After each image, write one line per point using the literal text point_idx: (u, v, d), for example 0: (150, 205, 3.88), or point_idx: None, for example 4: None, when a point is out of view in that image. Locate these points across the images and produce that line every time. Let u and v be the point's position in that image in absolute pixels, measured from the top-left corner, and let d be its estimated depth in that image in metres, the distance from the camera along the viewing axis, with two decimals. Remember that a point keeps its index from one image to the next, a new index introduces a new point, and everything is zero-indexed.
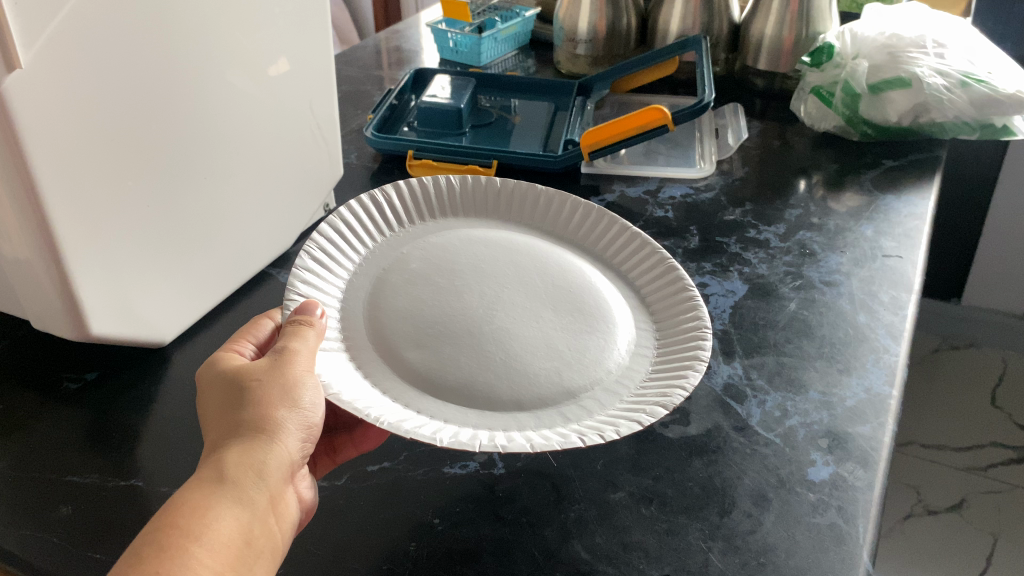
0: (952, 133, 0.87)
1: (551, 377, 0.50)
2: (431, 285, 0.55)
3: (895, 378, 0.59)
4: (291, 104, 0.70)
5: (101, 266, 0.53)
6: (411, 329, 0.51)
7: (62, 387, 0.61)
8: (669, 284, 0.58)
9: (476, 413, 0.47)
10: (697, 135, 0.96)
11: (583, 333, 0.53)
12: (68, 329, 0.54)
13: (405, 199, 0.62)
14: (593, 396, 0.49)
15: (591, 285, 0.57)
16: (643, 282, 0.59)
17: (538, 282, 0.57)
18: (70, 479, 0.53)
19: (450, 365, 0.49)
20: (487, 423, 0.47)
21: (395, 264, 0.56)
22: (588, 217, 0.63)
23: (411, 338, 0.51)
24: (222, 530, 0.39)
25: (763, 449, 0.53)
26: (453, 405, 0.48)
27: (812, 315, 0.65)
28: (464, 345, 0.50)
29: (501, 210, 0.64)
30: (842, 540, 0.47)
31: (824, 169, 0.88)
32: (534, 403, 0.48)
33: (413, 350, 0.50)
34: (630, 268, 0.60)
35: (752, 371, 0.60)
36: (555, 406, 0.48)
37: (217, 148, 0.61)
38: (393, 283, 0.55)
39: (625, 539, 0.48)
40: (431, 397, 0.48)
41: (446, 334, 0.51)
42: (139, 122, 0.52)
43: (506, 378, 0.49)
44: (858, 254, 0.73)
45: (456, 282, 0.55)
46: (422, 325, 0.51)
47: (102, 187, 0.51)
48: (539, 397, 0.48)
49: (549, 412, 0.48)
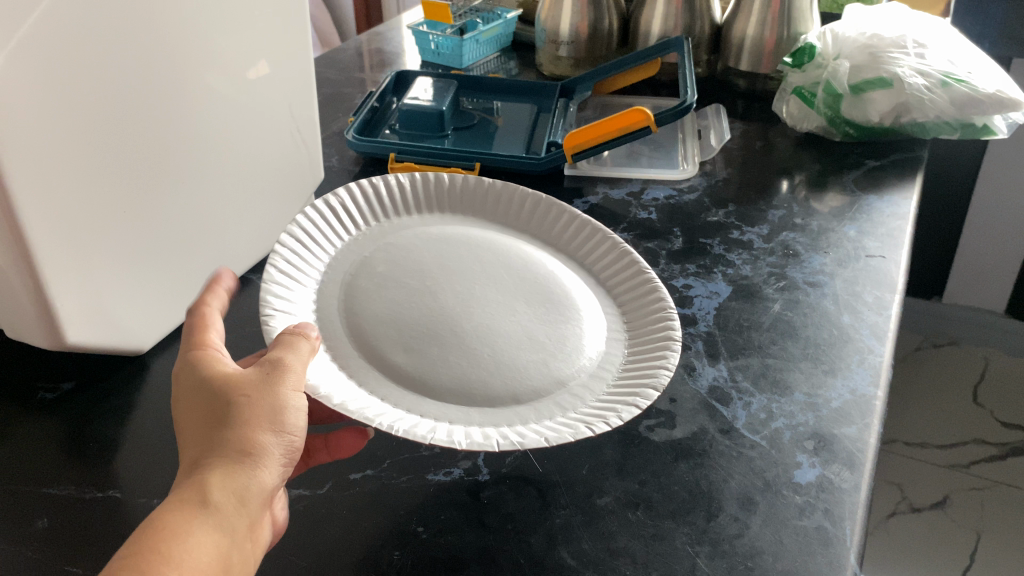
0: (934, 132, 0.88)
1: (541, 367, 0.50)
2: (403, 286, 0.54)
3: (880, 378, 0.58)
4: (271, 106, 0.69)
5: (78, 273, 0.52)
6: (393, 333, 0.51)
7: (38, 397, 0.60)
8: (624, 267, 0.59)
9: (477, 411, 0.47)
10: (680, 137, 0.96)
11: (562, 324, 0.54)
12: (43, 337, 0.53)
13: (372, 197, 0.61)
14: (581, 384, 0.50)
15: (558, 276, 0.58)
16: (598, 267, 0.60)
17: (509, 277, 0.57)
18: (47, 492, 0.52)
19: (439, 365, 0.49)
20: (490, 420, 0.47)
21: (361, 269, 0.55)
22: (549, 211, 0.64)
23: (396, 342, 0.50)
24: (203, 558, 0.37)
25: (749, 452, 0.53)
26: (453, 405, 0.47)
27: (797, 316, 0.65)
28: (450, 345, 0.50)
29: (453, 203, 0.64)
30: (829, 542, 0.47)
31: (807, 169, 0.88)
32: (529, 395, 0.48)
33: (400, 353, 0.49)
34: (585, 254, 0.61)
35: (737, 373, 0.60)
36: (549, 397, 0.49)
37: (196, 152, 0.60)
38: (364, 287, 0.54)
39: (612, 545, 0.47)
40: (427, 398, 0.47)
41: (431, 334, 0.51)
42: (116, 129, 0.52)
43: (496, 373, 0.49)
44: (842, 254, 0.73)
45: (427, 282, 0.55)
46: (404, 328, 0.51)
47: (78, 195, 0.50)
48: (532, 389, 0.49)
49: (545, 402, 0.48)
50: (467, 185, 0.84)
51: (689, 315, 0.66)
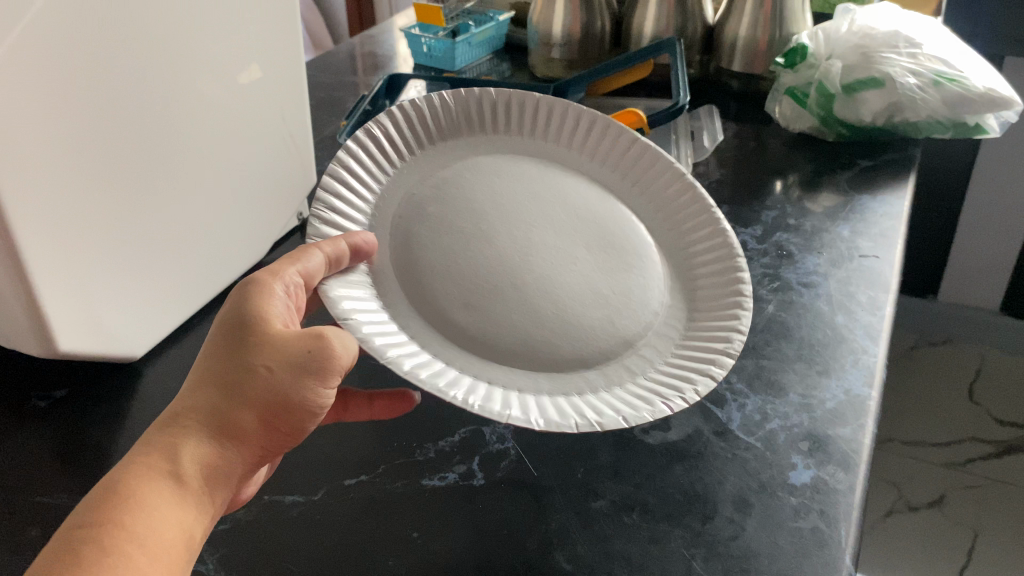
0: (926, 131, 0.88)
1: (605, 327, 0.52)
2: (458, 231, 0.54)
3: (874, 378, 0.58)
4: (263, 111, 0.69)
5: (70, 281, 0.52)
6: (459, 289, 0.51)
7: (31, 405, 0.60)
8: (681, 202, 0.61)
9: (545, 378, 0.49)
10: (673, 138, 0.96)
11: (617, 272, 0.55)
12: (35, 345, 0.53)
13: (411, 122, 0.57)
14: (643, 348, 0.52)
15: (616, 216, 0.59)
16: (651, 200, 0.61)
17: (561, 215, 0.57)
18: (40, 500, 0.52)
19: (505, 324, 0.50)
20: (558, 388, 0.48)
21: (409, 212, 0.54)
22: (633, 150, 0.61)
23: (460, 299, 0.51)
24: (167, 531, 0.37)
25: (744, 453, 0.53)
26: (519, 372, 0.49)
27: (790, 317, 0.65)
28: (512, 301, 0.51)
29: (500, 122, 0.60)
30: (824, 543, 0.47)
31: (800, 169, 0.88)
32: (599, 359, 0.50)
33: (461, 312, 0.50)
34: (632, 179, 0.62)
35: (731, 375, 0.60)
36: (617, 359, 0.51)
37: (188, 157, 0.60)
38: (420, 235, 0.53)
39: (607, 549, 0.47)
40: (494, 364, 0.49)
41: (495, 295, 0.51)
42: (107, 136, 0.51)
43: (563, 334, 0.50)
44: (835, 254, 0.73)
45: (480, 224, 0.54)
46: (472, 285, 0.51)
47: (70, 202, 0.50)
48: (600, 352, 0.50)
49: (614, 365, 0.50)
50: None
51: None
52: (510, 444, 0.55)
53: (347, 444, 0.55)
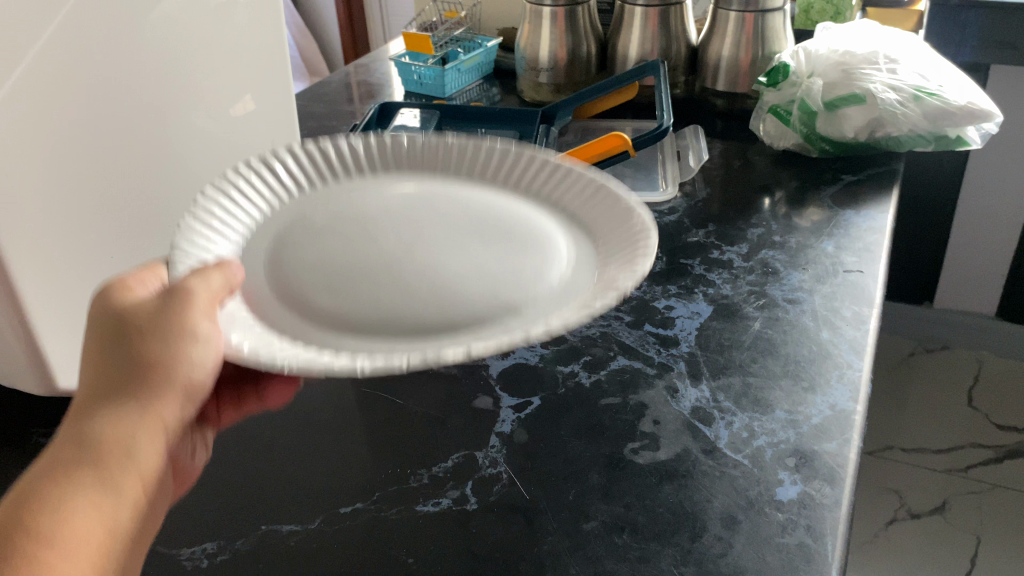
0: (908, 145, 0.90)
1: (486, 298, 0.50)
2: (343, 238, 0.55)
3: (858, 394, 0.60)
4: (255, 144, 0.71)
5: (71, 321, 0.53)
6: (322, 277, 0.51)
7: (32, 442, 0.61)
8: (593, 198, 0.58)
9: (402, 343, 0.47)
10: (659, 159, 0.97)
11: (516, 257, 0.54)
12: (36, 382, 0.54)
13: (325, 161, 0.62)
14: (528, 309, 0.49)
15: (518, 221, 0.57)
16: (577, 204, 0.59)
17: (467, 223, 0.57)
18: None
19: (365, 300, 0.50)
20: (410, 345, 0.47)
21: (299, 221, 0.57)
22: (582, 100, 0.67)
23: (322, 285, 0.51)
24: (85, 520, 0.42)
25: (732, 471, 0.54)
26: (370, 340, 0.47)
27: (776, 334, 0.66)
28: (382, 282, 0.51)
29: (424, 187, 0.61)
30: (810, 558, 0.48)
31: (786, 186, 0.90)
32: (466, 318, 0.48)
33: (323, 296, 0.50)
34: (559, 194, 0.60)
35: (719, 394, 0.61)
36: (491, 319, 0.48)
37: (182, 196, 0.62)
38: (296, 241, 0.55)
39: (598, 570, 0.48)
40: (347, 334, 0.48)
41: (361, 275, 0.51)
42: (101, 178, 0.53)
43: (430, 303, 0.49)
44: (820, 270, 0.75)
45: (368, 229, 0.56)
46: (336, 272, 0.52)
47: (69, 242, 0.51)
48: (471, 312, 0.49)
49: (479, 325, 0.48)
50: None
51: (671, 336, 0.68)
52: (502, 468, 0.56)
53: (344, 473, 0.56)
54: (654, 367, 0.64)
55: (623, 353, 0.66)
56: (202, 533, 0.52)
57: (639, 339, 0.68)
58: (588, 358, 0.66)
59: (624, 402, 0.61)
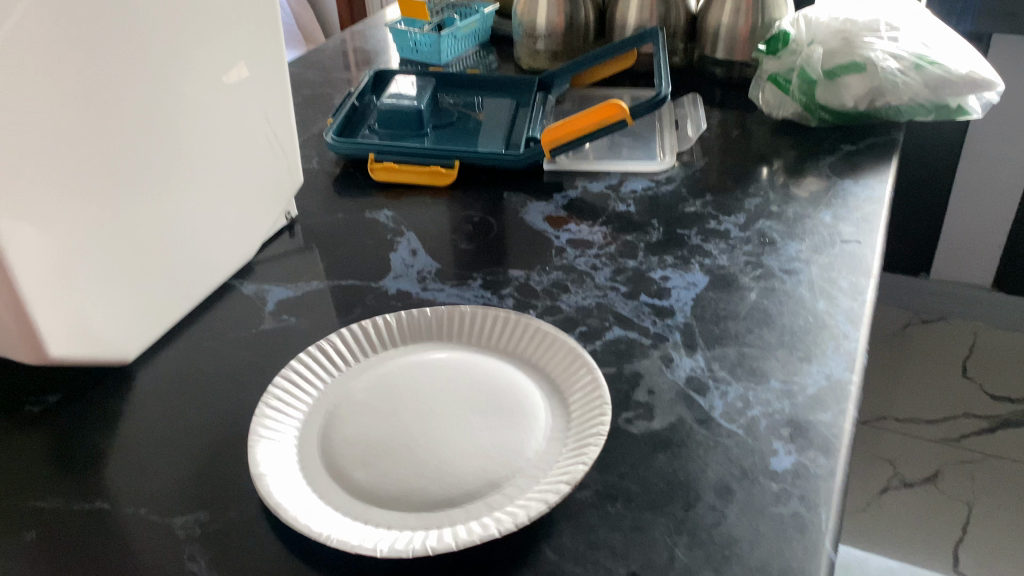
0: (908, 114, 0.89)
1: (478, 473, 0.51)
2: (376, 411, 0.56)
3: (854, 363, 0.59)
4: (249, 113, 0.69)
5: (59, 290, 0.54)
6: (358, 450, 0.53)
7: (24, 410, 0.60)
8: (574, 367, 0.58)
9: (415, 515, 0.49)
10: (657, 127, 0.96)
11: (510, 425, 0.54)
12: (26, 350, 0.54)
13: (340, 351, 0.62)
14: (515, 483, 0.50)
15: (508, 377, 0.58)
16: (552, 367, 0.59)
17: (464, 391, 0.58)
18: (34, 504, 0.53)
19: (389, 480, 0.51)
20: (424, 523, 0.48)
21: (342, 397, 0.58)
22: (529, 329, 0.62)
23: (357, 459, 0.52)
24: None
25: (726, 441, 0.54)
26: (397, 510, 0.49)
27: (772, 305, 0.66)
28: (400, 459, 0.52)
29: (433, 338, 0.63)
30: (803, 528, 0.48)
31: (784, 155, 0.89)
32: (464, 498, 0.50)
33: (359, 470, 0.52)
34: (539, 357, 0.60)
35: (714, 364, 0.61)
36: (482, 498, 0.50)
37: (172, 163, 0.61)
38: (343, 415, 0.56)
39: (592, 539, 0.48)
40: (375, 506, 0.50)
41: (386, 450, 0.53)
42: (86, 144, 0.53)
43: (437, 479, 0.51)
44: (817, 240, 0.74)
45: (395, 404, 0.57)
46: (372, 444, 0.53)
47: (52, 209, 0.51)
48: (467, 492, 0.50)
49: (476, 503, 0.50)
50: (446, 184, 0.85)
51: (666, 307, 0.67)
52: None
53: None
54: (650, 338, 0.64)
55: (618, 324, 0.66)
56: (197, 501, 0.52)
57: (634, 310, 0.67)
58: (583, 329, 0.66)
59: (619, 372, 0.61)
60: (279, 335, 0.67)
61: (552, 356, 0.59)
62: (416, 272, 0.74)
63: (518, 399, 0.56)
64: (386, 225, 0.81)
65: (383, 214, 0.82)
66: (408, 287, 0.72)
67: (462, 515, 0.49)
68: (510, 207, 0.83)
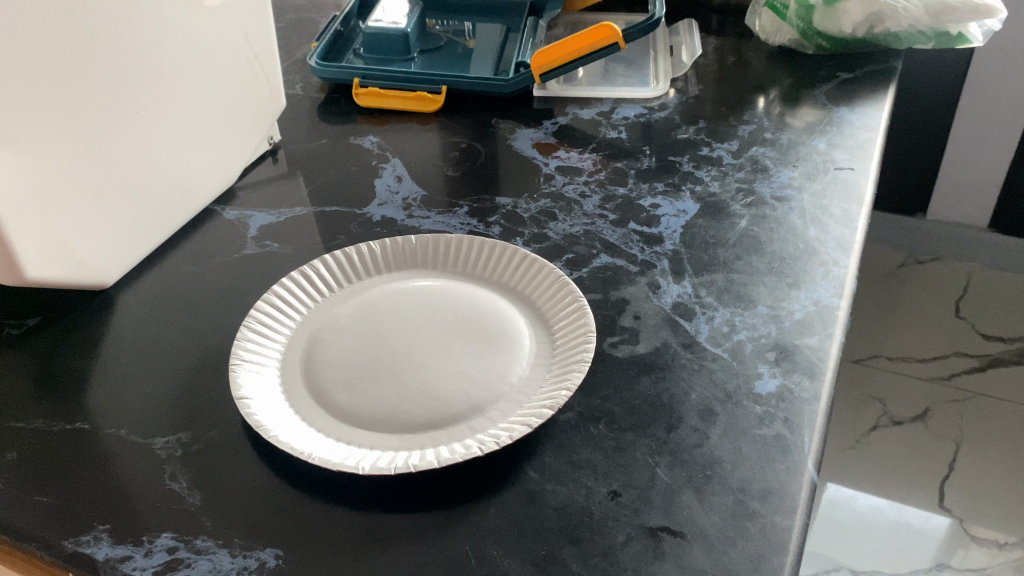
0: (908, 42, 0.87)
1: (462, 397, 0.51)
2: (360, 336, 0.55)
3: (843, 289, 0.59)
4: (228, 33, 0.67)
5: (37, 213, 0.53)
6: (341, 374, 0.52)
7: (4, 333, 0.60)
8: (564, 297, 0.56)
9: (398, 437, 0.49)
10: (651, 54, 0.93)
11: (495, 354, 0.53)
12: (4, 272, 0.54)
13: (333, 272, 0.60)
14: (498, 407, 0.50)
15: (498, 304, 0.57)
16: (542, 299, 0.57)
17: (449, 316, 0.57)
18: (15, 425, 0.52)
19: (373, 401, 0.51)
20: (406, 445, 0.48)
21: (326, 322, 0.56)
22: (522, 258, 0.60)
23: (340, 382, 0.52)
24: None
25: (711, 364, 0.54)
26: (379, 433, 0.49)
27: (762, 232, 0.65)
28: (385, 382, 0.52)
29: (418, 263, 0.62)
30: (786, 449, 0.48)
31: (780, 84, 0.87)
32: (446, 421, 0.49)
33: (341, 393, 0.51)
34: (527, 286, 0.58)
35: (701, 290, 0.60)
36: (465, 421, 0.49)
37: (149, 81, 0.60)
38: (326, 339, 0.55)
39: (573, 459, 0.48)
40: (359, 428, 0.49)
41: (370, 375, 0.52)
42: (57, 63, 0.51)
43: (421, 404, 0.50)
44: (810, 167, 0.73)
45: (379, 328, 0.56)
46: (351, 369, 0.53)
47: (25, 128, 0.50)
48: (450, 416, 0.50)
49: (458, 426, 0.49)
50: (434, 110, 0.83)
51: (655, 234, 0.66)
52: None
53: None
54: (637, 265, 0.63)
55: (606, 251, 0.65)
56: (178, 422, 0.52)
57: (622, 237, 0.66)
58: (570, 256, 0.65)
59: (605, 298, 0.60)
60: (262, 260, 0.66)
61: (543, 285, 0.58)
62: (401, 198, 0.73)
63: (502, 325, 0.55)
64: (371, 151, 0.79)
65: (369, 141, 0.81)
66: (394, 214, 0.71)
67: (447, 437, 0.48)
68: (498, 134, 0.81)
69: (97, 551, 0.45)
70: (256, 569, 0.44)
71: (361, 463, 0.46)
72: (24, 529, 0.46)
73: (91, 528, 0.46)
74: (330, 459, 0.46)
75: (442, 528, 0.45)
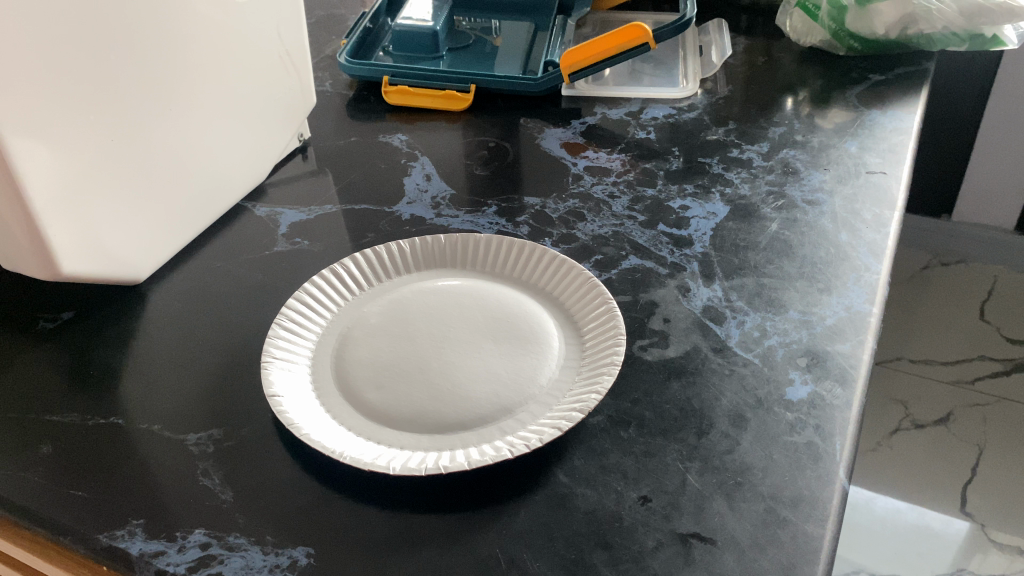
0: (941, 44, 0.86)
1: (491, 399, 0.51)
2: (389, 334, 0.55)
3: (875, 295, 0.58)
4: (259, 30, 0.67)
5: (73, 208, 0.53)
6: (370, 372, 0.53)
7: (39, 327, 0.61)
8: (593, 300, 0.56)
9: (428, 437, 0.49)
10: (680, 54, 0.93)
11: (525, 356, 0.53)
12: (39, 268, 0.54)
13: (361, 271, 0.60)
14: (527, 409, 0.50)
15: (526, 305, 0.57)
16: (571, 300, 0.57)
17: (478, 315, 0.57)
18: (49, 419, 0.53)
19: (404, 400, 0.51)
20: (436, 445, 0.48)
21: (354, 321, 0.57)
22: (550, 260, 0.60)
23: (370, 380, 0.52)
24: None
25: (741, 370, 0.53)
26: (409, 432, 0.49)
27: (793, 236, 0.65)
28: (415, 380, 0.52)
29: (446, 262, 0.62)
30: (818, 457, 0.48)
31: (811, 85, 0.86)
32: (475, 421, 0.50)
33: (373, 392, 0.51)
34: (557, 288, 0.58)
35: (731, 294, 0.60)
36: (495, 422, 0.50)
37: (182, 81, 0.60)
38: (355, 338, 0.55)
39: (603, 462, 0.48)
40: (388, 428, 0.50)
41: (400, 373, 0.52)
42: (94, 64, 0.52)
43: (450, 404, 0.50)
44: (842, 171, 0.72)
45: (409, 327, 0.56)
46: (381, 368, 0.53)
47: (60, 123, 0.51)
48: (479, 416, 0.50)
49: (488, 428, 0.49)
50: (463, 108, 0.83)
51: (684, 237, 0.66)
52: None
53: None
54: (666, 268, 0.63)
55: (635, 253, 0.65)
56: (210, 419, 0.52)
57: (651, 239, 0.66)
58: (599, 257, 0.65)
59: (634, 300, 0.60)
60: (292, 258, 0.66)
61: (573, 287, 0.58)
62: (430, 197, 0.73)
63: (531, 327, 0.56)
64: (400, 148, 0.80)
65: (397, 139, 0.81)
66: (423, 213, 0.71)
67: (475, 439, 0.48)
68: (526, 133, 0.81)
69: (130, 545, 0.45)
70: (288, 567, 0.44)
71: (392, 463, 0.46)
72: (59, 521, 0.47)
73: (125, 522, 0.47)
74: (361, 458, 0.47)
75: (472, 530, 0.45)
